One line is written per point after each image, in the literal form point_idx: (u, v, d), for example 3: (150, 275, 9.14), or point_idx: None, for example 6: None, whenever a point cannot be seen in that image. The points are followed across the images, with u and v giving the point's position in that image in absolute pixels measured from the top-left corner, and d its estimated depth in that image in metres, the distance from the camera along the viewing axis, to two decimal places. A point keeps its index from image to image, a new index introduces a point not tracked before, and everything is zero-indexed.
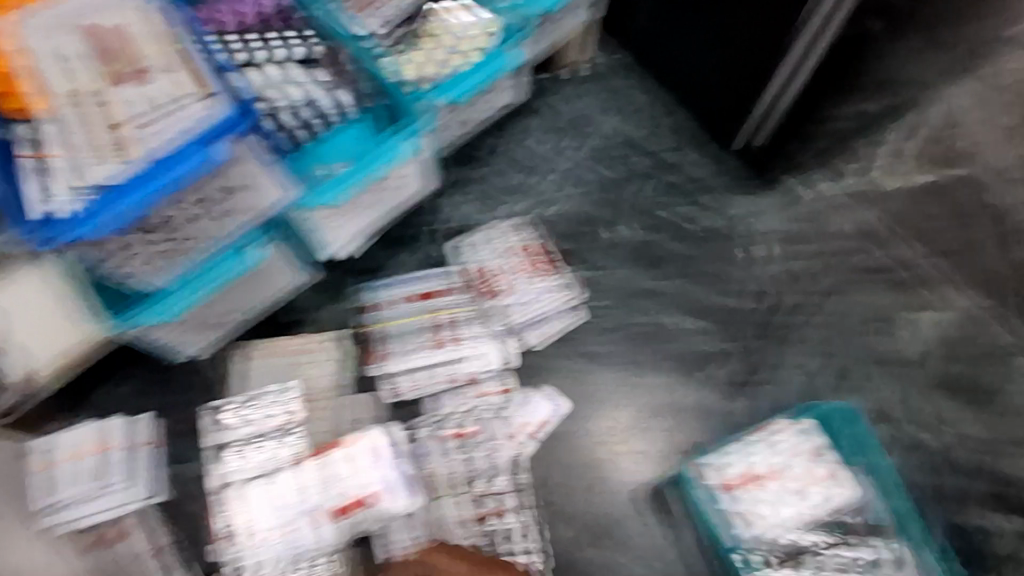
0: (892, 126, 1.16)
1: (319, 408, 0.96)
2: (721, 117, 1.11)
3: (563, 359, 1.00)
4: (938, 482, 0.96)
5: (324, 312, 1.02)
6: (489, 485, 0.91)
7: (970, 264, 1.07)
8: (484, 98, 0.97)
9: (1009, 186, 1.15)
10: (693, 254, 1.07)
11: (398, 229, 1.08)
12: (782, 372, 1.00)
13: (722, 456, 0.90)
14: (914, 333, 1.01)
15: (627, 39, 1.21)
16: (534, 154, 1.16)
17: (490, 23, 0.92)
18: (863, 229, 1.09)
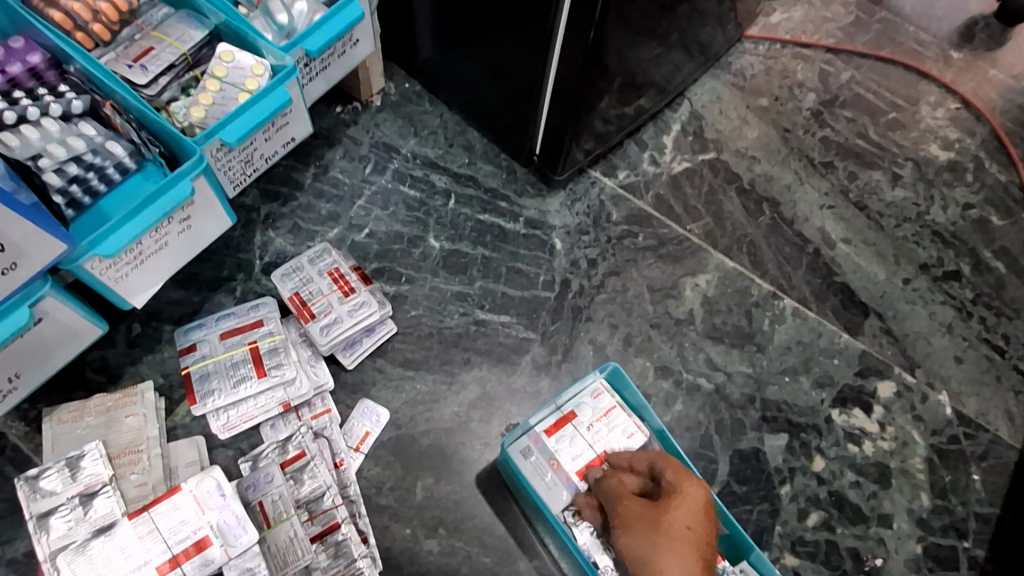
0: (649, 125, 1.36)
1: (132, 461, 0.92)
2: (508, 132, 1.24)
3: (384, 371, 1.07)
4: (721, 417, 1.10)
5: (136, 365, 1.03)
6: (318, 505, 0.94)
7: (727, 230, 1.27)
8: (272, 133, 0.98)
9: (750, 161, 1.36)
10: (494, 256, 1.19)
11: (209, 273, 1.11)
12: (576, 349, 1.13)
13: (540, 413, 0.97)
14: (684, 297, 1.19)
15: (415, 70, 1.31)
16: (340, 183, 1.22)
17: (260, 64, 0.95)
18: (633, 214, 1.26)
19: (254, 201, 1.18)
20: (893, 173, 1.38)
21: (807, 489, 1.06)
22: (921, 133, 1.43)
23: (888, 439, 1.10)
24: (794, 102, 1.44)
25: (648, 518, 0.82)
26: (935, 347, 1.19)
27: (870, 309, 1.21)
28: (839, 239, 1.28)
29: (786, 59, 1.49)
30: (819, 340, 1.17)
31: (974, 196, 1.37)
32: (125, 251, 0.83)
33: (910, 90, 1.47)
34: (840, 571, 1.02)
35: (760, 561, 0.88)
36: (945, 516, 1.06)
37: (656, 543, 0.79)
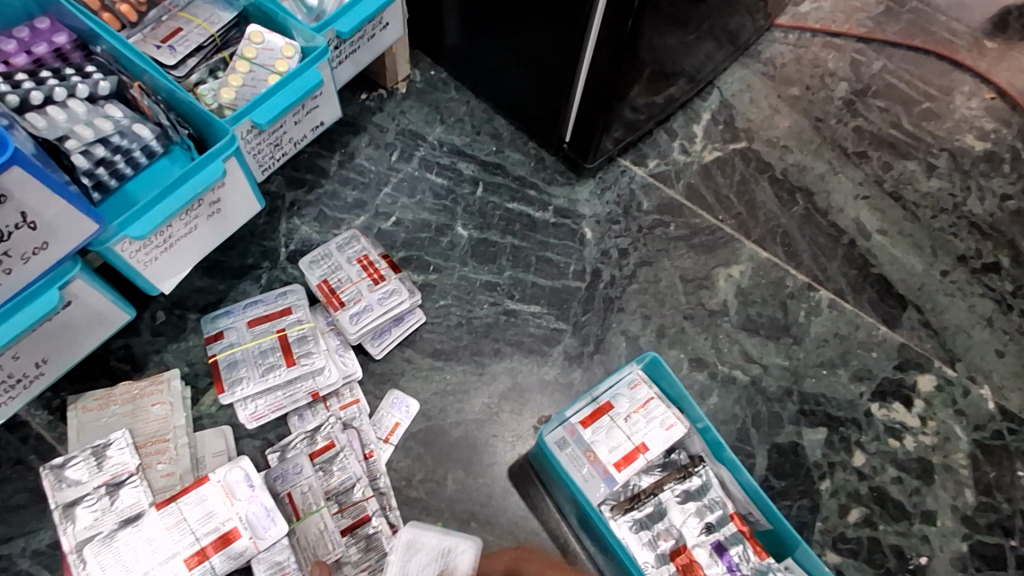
0: (678, 114, 1.33)
1: (159, 450, 0.90)
2: (537, 120, 1.22)
3: (413, 362, 1.05)
4: (758, 410, 1.07)
5: (161, 353, 1.01)
6: (348, 497, 0.91)
7: (760, 220, 1.24)
8: (301, 116, 0.96)
9: (782, 150, 1.33)
10: (523, 246, 1.16)
11: (235, 260, 1.09)
12: (609, 339, 1.10)
13: (574, 405, 0.94)
14: (718, 288, 1.16)
15: (441, 57, 1.28)
16: (366, 171, 1.20)
17: (290, 45, 0.93)
18: (664, 204, 1.23)
19: (278, 188, 1.16)
20: (928, 163, 1.34)
21: (847, 485, 1.03)
22: (957, 123, 1.39)
23: (929, 434, 1.07)
24: (826, 91, 1.41)
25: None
26: (975, 341, 1.16)
27: (908, 301, 1.18)
28: (875, 230, 1.25)
29: (817, 48, 1.45)
30: (857, 332, 1.14)
31: (1011, 187, 1.33)
32: (154, 233, 0.81)
33: (944, 79, 1.44)
34: (884, 569, 0.99)
35: (806, 558, 0.85)
36: (990, 513, 1.03)
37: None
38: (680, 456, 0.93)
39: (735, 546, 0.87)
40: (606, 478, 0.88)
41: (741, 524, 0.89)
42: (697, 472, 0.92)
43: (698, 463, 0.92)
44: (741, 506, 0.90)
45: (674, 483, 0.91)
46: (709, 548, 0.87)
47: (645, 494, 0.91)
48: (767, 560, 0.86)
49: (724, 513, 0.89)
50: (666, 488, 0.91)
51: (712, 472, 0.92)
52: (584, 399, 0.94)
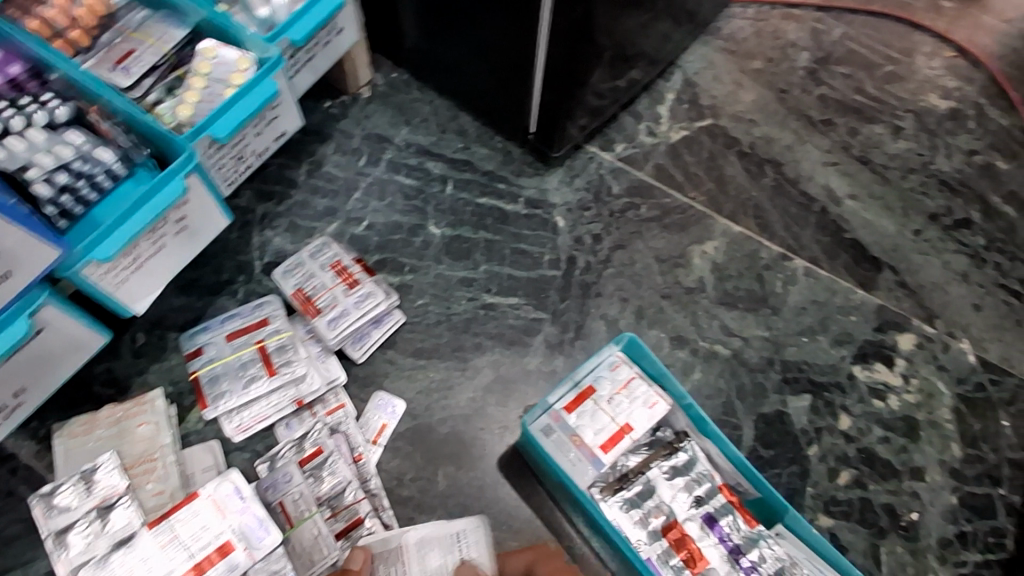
0: (642, 97, 1.34)
1: (148, 470, 0.90)
2: (502, 114, 1.22)
3: (395, 362, 1.05)
4: (742, 381, 1.08)
5: (143, 374, 1.01)
6: (340, 501, 0.92)
7: (731, 195, 1.25)
8: (262, 127, 0.96)
9: (749, 124, 1.33)
10: (497, 239, 1.17)
11: (211, 277, 1.09)
12: (588, 325, 1.11)
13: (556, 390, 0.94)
14: (693, 265, 1.17)
15: (402, 59, 1.28)
16: (335, 178, 1.20)
17: (245, 58, 0.93)
18: (634, 187, 1.24)
19: (249, 201, 1.16)
20: (894, 125, 1.35)
21: (835, 448, 1.04)
22: (920, 84, 1.40)
23: (913, 392, 1.08)
24: (788, 62, 1.41)
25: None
26: (951, 296, 1.17)
27: (883, 263, 1.19)
28: (845, 196, 1.26)
29: (776, 20, 1.46)
30: (834, 297, 1.15)
31: (977, 143, 1.35)
32: (121, 253, 0.81)
33: (904, 41, 1.45)
34: (877, 528, 0.99)
35: (797, 524, 0.87)
36: (978, 464, 1.04)
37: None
38: (666, 432, 0.94)
39: (726, 517, 0.88)
40: (592, 461, 0.89)
41: (730, 495, 0.90)
42: (683, 447, 0.92)
43: (684, 439, 0.93)
44: (730, 477, 0.92)
45: (661, 460, 0.91)
46: (700, 520, 0.88)
47: (634, 474, 0.91)
48: (758, 527, 0.88)
49: (713, 485, 0.90)
50: (654, 467, 0.91)
51: (698, 446, 0.92)
52: (568, 384, 0.94)
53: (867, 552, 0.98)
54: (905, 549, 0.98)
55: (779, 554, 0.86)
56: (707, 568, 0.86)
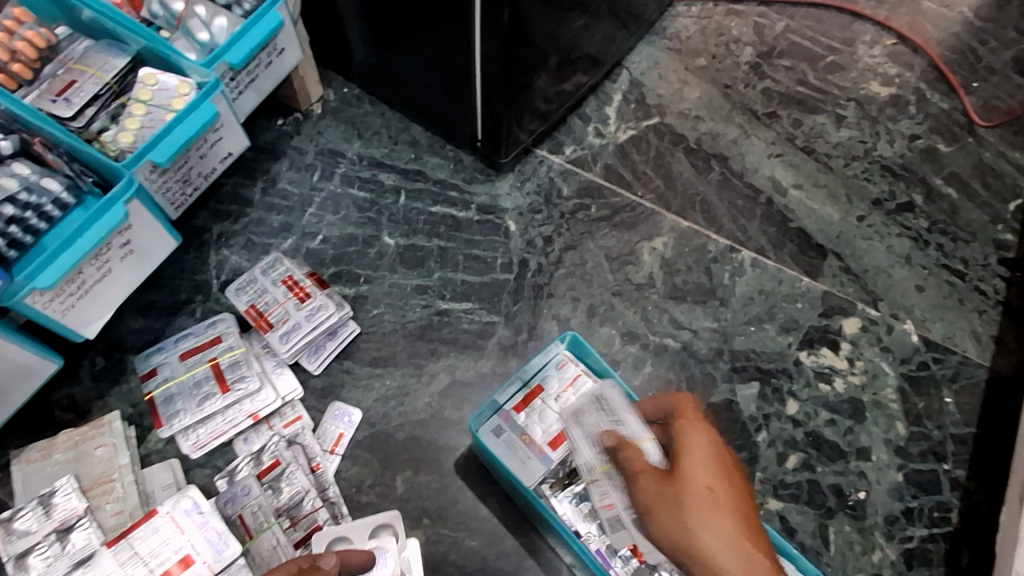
0: (591, 99, 1.36)
1: (106, 491, 0.92)
2: (449, 122, 1.24)
3: (352, 372, 1.07)
4: (692, 373, 1.12)
5: (103, 398, 1.03)
6: (299, 510, 0.94)
7: (678, 191, 1.27)
8: (205, 149, 0.98)
9: (695, 121, 1.34)
10: (450, 246, 1.19)
11: (168, 298, 1.11)
12: (541, 326, 1.14)
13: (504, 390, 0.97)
14: (643, 262, 1.20)
15: (351, 73, 1.30)
16: (289, 195, 1.22)
17: (185, 83, 0.95)
18: (584, 188, 1.26)
19: (204, 222, 1.18)
20: (837, 115, 1.36)
21: (783, 433, 1.08)
22: (861, 73, 1.39)
23: (858, 373, 1.12)
24: (731, 59, 1.41)
25: (659, 482, 0.75)
26: (896, 279, 1.19)
27: (829, 250, 1.22)
28: (790, 186, 1.28)
29: (720, 17, 1.45)
30: (781, 286, 1.18)
31: (919, 127, 1.34)
32: (65, 280, 0.84)
33: (846, 31, 1.43)
34: (825, 508, 1.03)
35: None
36: (922, 442, 1.08)
37: (687, 541, 0.72)
38: None
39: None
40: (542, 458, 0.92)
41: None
42: None
43: None
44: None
45: None
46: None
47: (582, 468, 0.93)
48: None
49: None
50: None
51: None
52: (516, 385, 0.97)
53: (815, 532, 1.02)
54: (852, 527, 1.02)
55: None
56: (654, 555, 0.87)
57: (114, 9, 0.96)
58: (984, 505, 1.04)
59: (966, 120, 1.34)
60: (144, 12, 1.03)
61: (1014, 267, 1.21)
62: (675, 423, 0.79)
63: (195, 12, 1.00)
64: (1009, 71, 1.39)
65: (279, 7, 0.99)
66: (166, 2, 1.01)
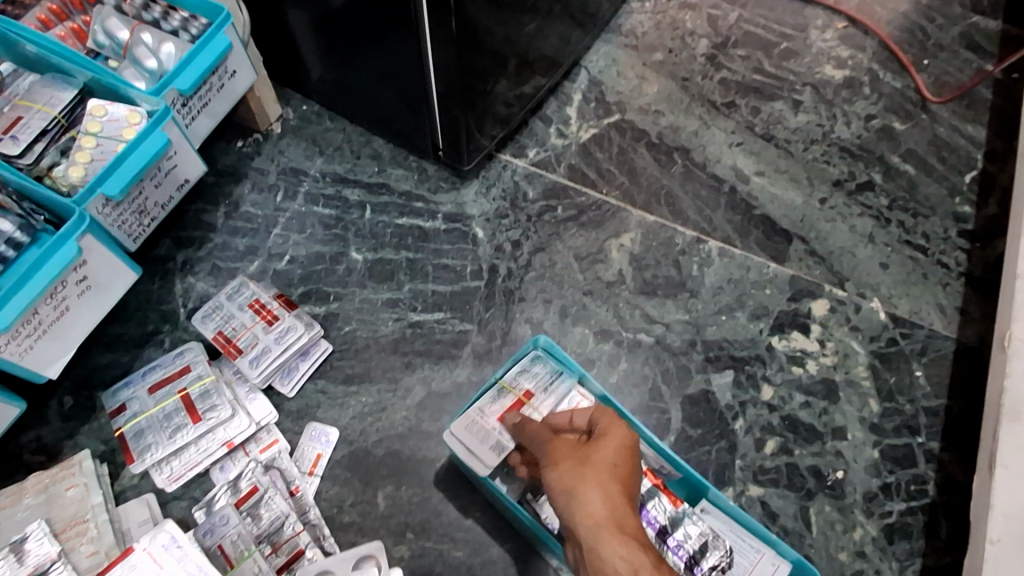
0: (551, 100, 1.36)
1: (80, 532, 0.90)
2: (409, 134, 1.23)
3: (327, 392, 1.08)
4: (667, 366, 1.13)
5: (74, 437, 1.03)
6: (280, 536, 0.93)
7: (643, 186, 1.27)
8: (160, 178, 0.97)
9: (655, 115, 1.34)
10: (418, 257, 1.19)
11: (136, 330, 1.11)
12: (515, 330, 1.14)
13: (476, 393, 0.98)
14: (612, 259, 1.20)
15: (310, 90, 1.28)
16: (254, 217, 1.21)
17: (135, 112, 0.93)
18: (550, 190, 1.26)
19: (168, 250, 1.17)
20: (794, 100, 1.37)
21: (760, 419, 1.09)
22: (815, 57, 1.41)
23: (829, 354, 1.13)
24: (687, 51, 1.41)
25: (570, 447, 0.74)
26: (860, 258, 1.21)
27: (793, 234, 1.23)
28: (752, 173, 1.29)
29: (674, 10, 1.45)
30: (749, 274, 1.20)
31: (874, 107, 1.36)
32: (20, 322, 0.82)
33: (798, 17, 1.44)
34: (805, 491, 1.05)
35: (718, 498, 0.91)
36: (896, 417, 1.09)
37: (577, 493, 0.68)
38: None
39: (652, 500, 0.89)
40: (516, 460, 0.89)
41: (655, 477, 0.92)
42: None
43: None
44: (653, 461, 0.94)
45: None
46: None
47: None
48: (682, 506, 0.90)
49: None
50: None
51: None
52: (502, 391, 0.93)
53: (797, 515, 1.03)
54: (832, 507, 1.04)
55: (702, 530, 0.88)
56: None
57: (59, 44, 0.95)
58: (958, 475, 1.06)
59: (918, 97, 1.36)
60: (89, 43, 1.02)
61: (973, 239, 1.23)
62: (594, 424, 0.80)
63: (141, 40, 0.99)
64: (958, 47, 1.41)
65: (227, 29, 0.98)
66: (111, 31, 1.00)
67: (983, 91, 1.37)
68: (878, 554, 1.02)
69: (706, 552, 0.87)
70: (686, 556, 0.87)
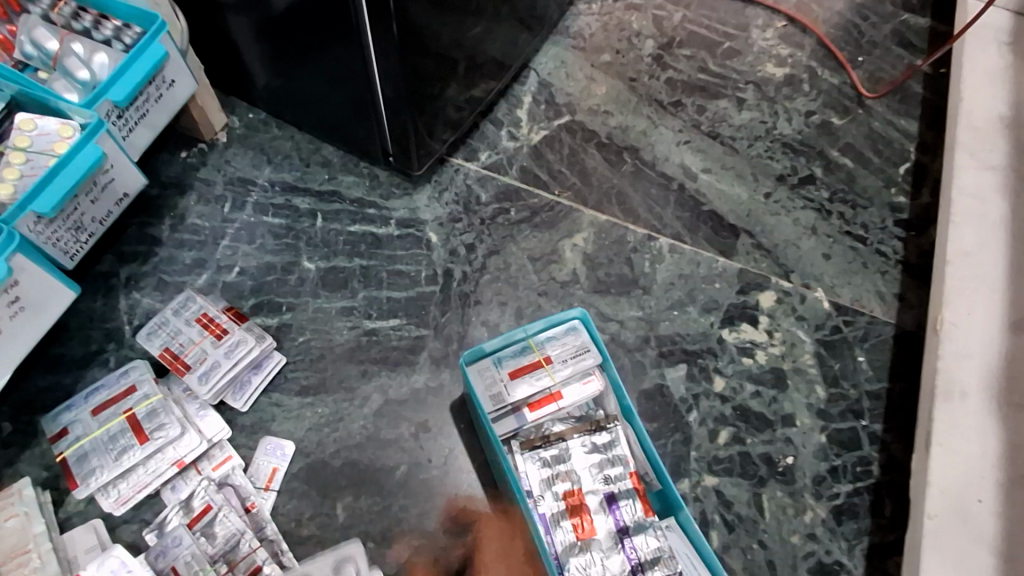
0: (502, 103, 1.36)
1: (21, 563, 0.87)
2: (360, 140, 1.22)
3: (282, 405, 1.06)
4: (623, 362, 1.15)
5: (14, 465, 0.99)
6: (236, 553, 0.92)
7: (595, 185, 1.29)
8: (97, 193, 0.94)
9: (604, 116, 1.36)
10: (372, 264, 1.18)
11: (78, 349, 1.07)
12: (471, 333, 1.14)
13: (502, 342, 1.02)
14: (566, 259, 1.22)
15: (256, 98, 1.26)
16: (200, 229, 1.18)
17: (67, 126, 0.90)
18: (503, 192, 1.27)
19: (110, 266, 1.14)
20: (738, 98, 1.40)
21: (713, 411, 1.12)
22: (756, 56, 1.45)
23: (777, 343, 1.17)
24: (634, 52, 1.44)
25: None
26: (804, 250, 1.25)
27: (740, 229, 1.26)
28: (699, 170, 1.32)
29: (620, 12, 1.47)
30: (699, 269, 1.22)
31: (814, 103, 1.40)
32: None
33: (739, 17, 1.48)
34: (757, 478, 1.08)
35: (686, 521, 0.93)
36: (841, 402, 1.13)
37: None
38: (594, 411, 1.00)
39: (624, 500, 0.93)
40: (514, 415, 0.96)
41: (637, 483, 0.95)
42: (608, 425, 0.97)
43: (612, 420, 0.98)
44: (640, 466, 0.98)
45: (583, 431, 0.97)
46: (601, 496, 0.94)
47: (553, 437, 0.96)
48: (651, 517, 0.93)
49: (624, 470, 0.95)
50: (575, 439, 0.97)
51: (622, 428, 0.97)
52: (525, 349, 0.99)
53: (750, 501, 1.07)
54: (784, 492, 1.07)
55: (660, 545, 0.90)
56: (591, 537, 0.91)
57: None
58: (901, 455, 1.10)
59: (855, 93, 1.42)
60: (16, 54, 0.98)
61: (909, 227, 1.28)
62: None
63: (71, 50, 0.96)
64: (890, 44, 1.47)
65: (162, 38, 0.95)
66: (40, 41, 0.96)
67: (914, 86, 1.43)
68: (828, 535, 1.05)
69: (655, 565, 0.89)
70: (634, 560, 0.90)
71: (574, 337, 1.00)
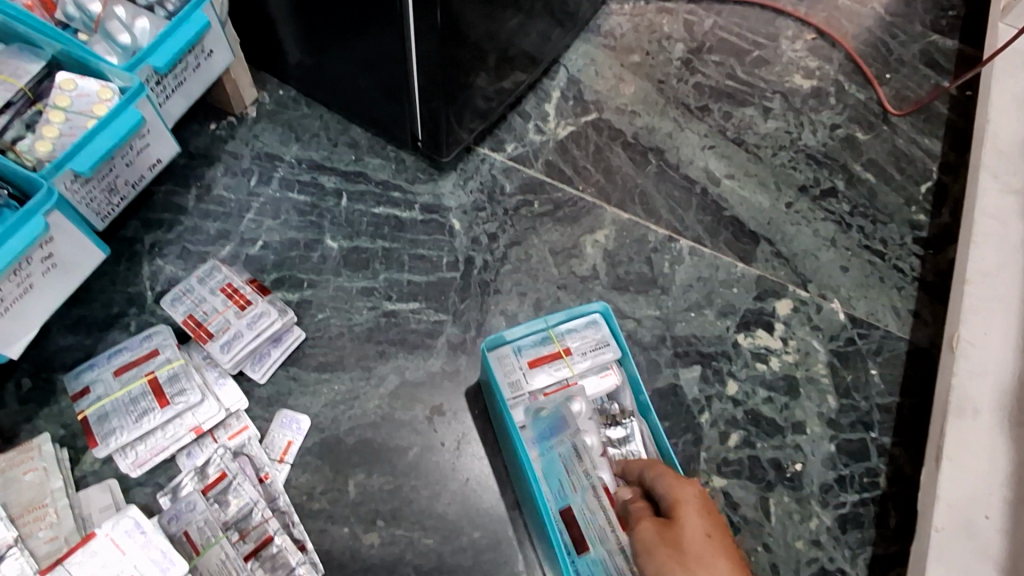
0: (530, 96, 1.37)
1: (39, 517, 0.88)
2: (389, 124, 1.23)
3: (299, 379, 1.07)
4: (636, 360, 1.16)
5: (31, 421, 1.00)
6: (247, 523, 0.94)
7: (618, 184, 1.30)
8: (131, 157, 0.95)
9: (631, 116, 1.37)
10: (394, 247, 1.19)
11: (101, 312, 1.08)
12: (489, 321, 1.15)
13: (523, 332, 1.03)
14: (586, 255, 1.22)
15: (288, 76, 1.26)
16: (226, 201, 1.19)
17: (107, 88, 0.90)
18: (527, 184, 1.28)
19: (135, 231, 1.14)
20: (764, 107, 1.41)
21: (724, 413, 1.13)
22: (785, 66, 1.45)
23: (791, 351, 1.18)
24: (664, 54, 1.44)
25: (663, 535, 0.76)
26: (822, 261, 1.26)
27: (760, 236, 1.27)
28: (723, 176, 1.33)
29: (652, 14, 1.48)
30: (718, 273, 1.23)
31: (839, 117, 1.41)
32: None
33: (770, 27, 1.49)
34: (765, 482, 1.09)
35: None
36: (851, 413, 1.14)
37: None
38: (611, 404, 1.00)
39: None
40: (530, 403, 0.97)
41: None
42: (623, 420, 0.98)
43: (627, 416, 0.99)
44: None
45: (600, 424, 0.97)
46: None
47: None
48: None
49: None
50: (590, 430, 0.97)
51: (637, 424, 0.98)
52: (545, 338, 1.01)
53: (757, 505, 1.07)
54: (791, 498, 1.08)
55: None
56: None
57: (23, 11, 0.90)
58: (908, 469, 1.11)
59: (881, 109, 1.42)
60: (57, 14, 0.97)
61: (927, 246, 1.29)
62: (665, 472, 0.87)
63: (114, 14, 0.96)
64: (918, 63, 1.47)
65: (205, 8, 0.96)
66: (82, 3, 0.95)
67: (939, 106, 1.43)
68: (832, 543, 1.06)
69: None
70: None
71: (593, 330, 1.01)
